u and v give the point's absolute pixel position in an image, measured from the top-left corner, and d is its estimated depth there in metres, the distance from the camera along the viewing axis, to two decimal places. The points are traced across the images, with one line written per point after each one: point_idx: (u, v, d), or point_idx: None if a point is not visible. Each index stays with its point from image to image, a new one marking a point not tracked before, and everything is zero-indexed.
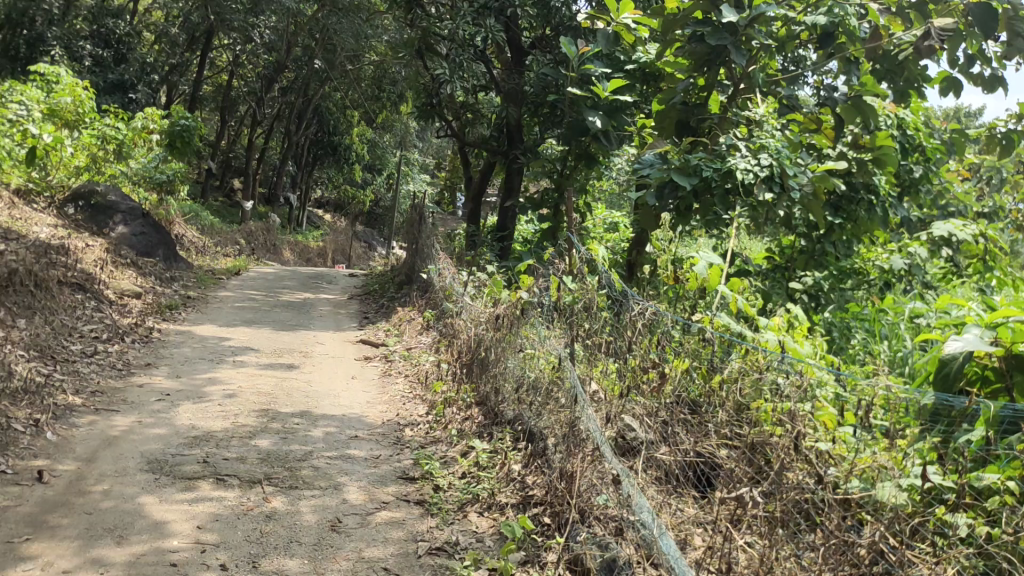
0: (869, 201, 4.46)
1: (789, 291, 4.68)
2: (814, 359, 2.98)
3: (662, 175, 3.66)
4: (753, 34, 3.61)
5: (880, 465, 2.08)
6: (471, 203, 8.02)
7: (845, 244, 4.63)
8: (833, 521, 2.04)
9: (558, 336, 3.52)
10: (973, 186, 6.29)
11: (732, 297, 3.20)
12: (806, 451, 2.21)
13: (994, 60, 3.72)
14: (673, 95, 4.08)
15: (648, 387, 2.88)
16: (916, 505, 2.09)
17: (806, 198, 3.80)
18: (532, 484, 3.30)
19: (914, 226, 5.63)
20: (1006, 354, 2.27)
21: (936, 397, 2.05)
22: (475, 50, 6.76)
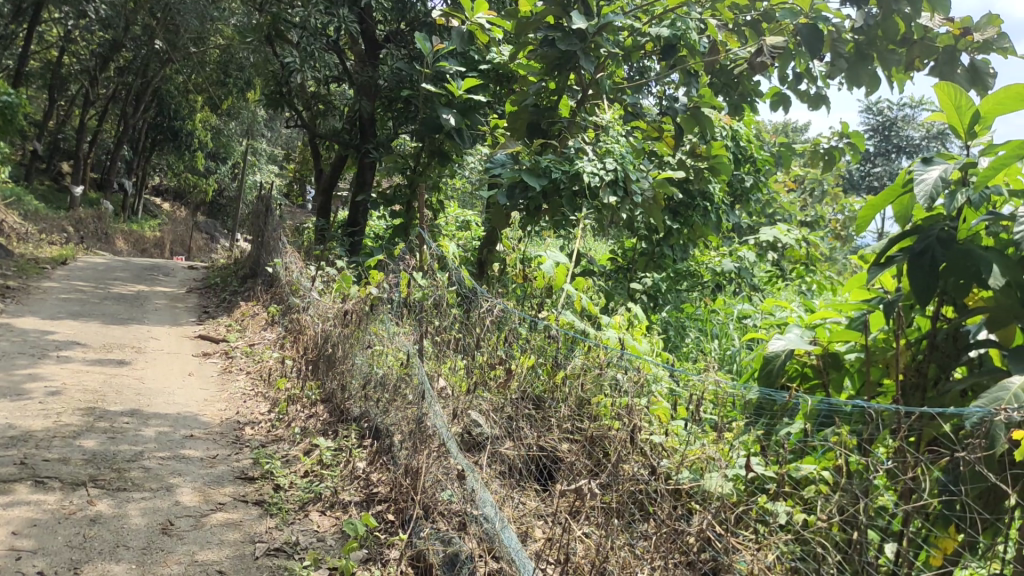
0: (705, 208, 4.83)
1: (630, 291, 4.80)
2: (651, 357, 3.13)
3: (513, 174, 3.72)
4: (601, 42, 3.74)
5: (709, 457, 2.24)
6: (320, 197, 7.86)
7: (682, 248, 4.92)
8: (665, 510, 2.14)
9: (407, 333, 3.50)
10: (797, 197, 6.76)
11: (577, 296, 3.31)
12: (641, 444, 2.31)
13: (819, 79, 4.01)
14: (525, 97, 4.12)
15: (495, 382, 2.90)
16: (741, 495, 2.25)
17: (647, 202, 4.02)
18: (376, 481, 3.28)
19: (744, 232, 5.99)
20: (823, 353, 2.45)
21: (761, 392, 2.21)
22: (327, 41, 6.64)
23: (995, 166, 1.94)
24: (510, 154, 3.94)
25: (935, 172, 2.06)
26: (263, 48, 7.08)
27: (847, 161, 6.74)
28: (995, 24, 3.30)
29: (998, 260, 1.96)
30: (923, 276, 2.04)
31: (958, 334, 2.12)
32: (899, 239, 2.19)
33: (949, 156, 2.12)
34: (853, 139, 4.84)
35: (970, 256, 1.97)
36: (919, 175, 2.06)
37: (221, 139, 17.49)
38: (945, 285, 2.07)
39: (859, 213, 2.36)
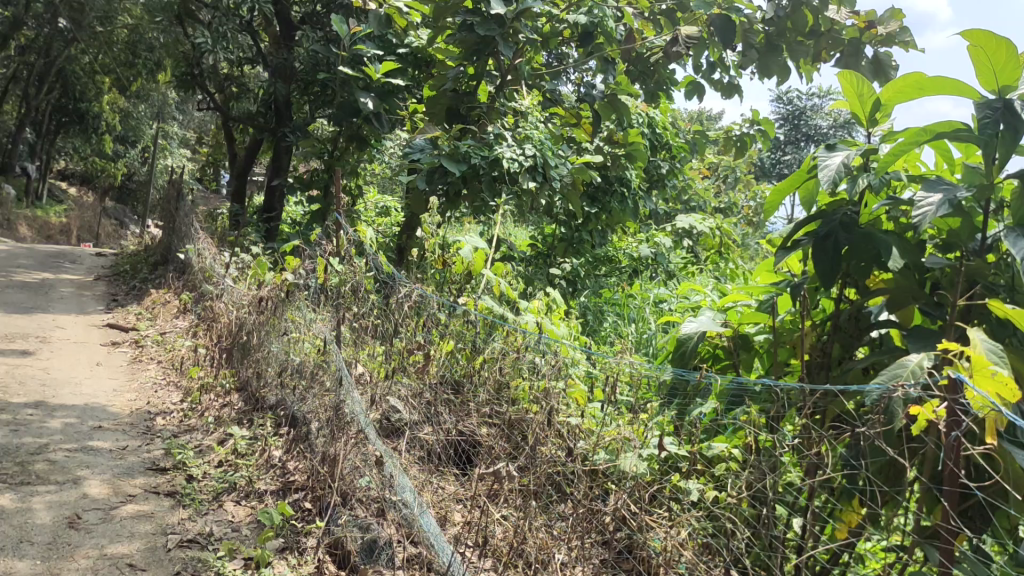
0: (621, 194, 4.91)
1: (550, 276, 4.82)
2: (569, 340, 3.16)
3: (432, 159, 3.69)
4: (520, 28, 3.74)
5: (624, 438, 2.28)
6: (235, 182, 7.68)
7: (600, 233, 4.98)
8: (581, 490, 2.19)
9: (325, 319, 3.44)
10: (711, 184, 6.91)
11: (495, 281, 3.32)
12: (557, 426, 2.33)
13: (732, 68, 4.10)
14: (444, 82, 4.10)
15: (412, 368, 2.87)
16: (655, 474, 2.31)
17: (566, 188, 4.05)
18: (293, 469, 3.24)
19: (660, 218, 6.10)
20: (734, 334, 2.52)
21: (674, 372, 2.26)
22: (241, 21, 6.47)
23: (895, 152, 2.01)
24: (428, 139, 3.90)
25: (839, 158, 2.12)
26: (173, 27, 6.85)
27: (758, 149, 6.93)
28: (896, 18, 3.47)
29: (898, 243, 2.04)
30: (827, 259, 2.11)
31: (861, 315, 2.20)
32: (805, 223, 2.25)
33: (852, 143, 2.19)
34: (764, 126, 4.98)
35: (872, 239, 2.05)
36: (822, 161, 2.13)
37: (130, 122, 16.90)
38: (848, 268, 2.15)
39: (766, 199, 2.43)
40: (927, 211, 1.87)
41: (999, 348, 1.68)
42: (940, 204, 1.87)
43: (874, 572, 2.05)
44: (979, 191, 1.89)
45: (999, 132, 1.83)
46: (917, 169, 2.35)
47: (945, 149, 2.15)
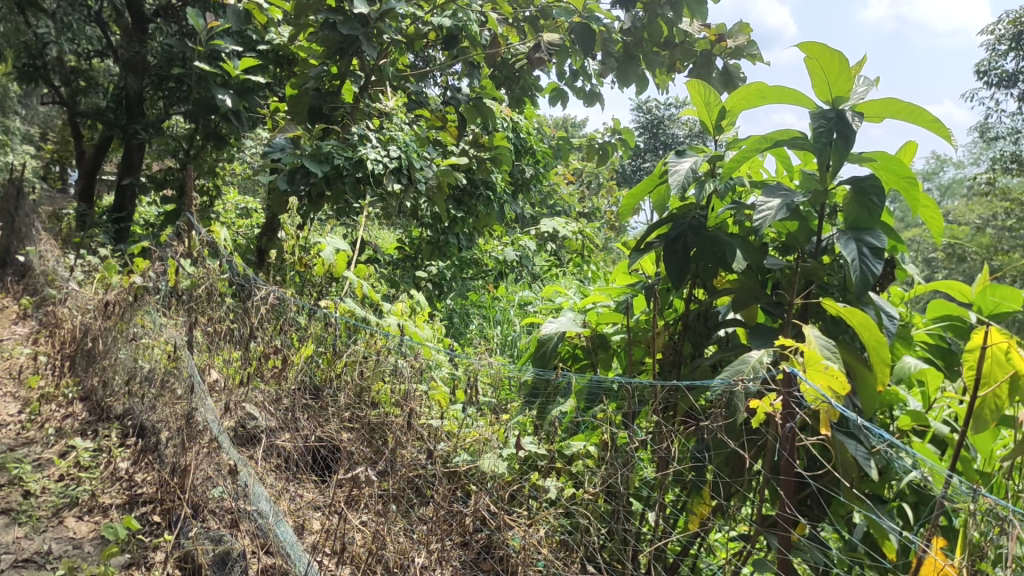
0: (487, 197, 4.84)
1: (416, 279, 4.77)
2: (432, 343, 3.15)
3: (293, 159, 3.59)
4: (383, 28, 3.70)
5: (484, 439, 2.32)
6: (82, 180, 7.26)
7: (466, 237, 4.97)
8: (441, 493, 2.18)
9: (177, 324, 3.29)
10: (575, 190, 7.08)
11: (358, 283, 3.27)
12: (417, 428, 2.29)
13: (593, 77, 4.21)
14: (306, 81, 4.01)
15: (270, 373, 2.79)
16: (513, 473, 2.36)
17: (432, 190, 4.03)
18: (140, 482, 3.10)
19: (526, 222, 6.19)
20: (592, 335, 2.58)
21: (533, 373, 2.30)
22: (89, 12, 6.13)
23: (739, 158, 2.11)
24: (288, 139, 3.80)
25: (687, 163, 2.21)
26: None
27: (619, 156, 7.13)
28: (745, 32, 3.65)
29: (742, 245, 2.14)
30: (676, 261, 2.18)
31: (708, 314, 2.30)
32: (658, 226, 2.33)
33: (700, 149, 2.28)
34: (624, 135, 5.11)
35: (717, 242, 2.13)
36: (672, 166, 2.21)
37: None
38: (697, 269, 2.23)
39: (620, 203, 2.50)
40: (767, 214, 1.97)
41: (831, 343, 1.77)
42: (779, 209, 1.97)
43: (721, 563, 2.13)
44: (813, 197, 1.99)
45: (832, 141, 1.95)
46: (760, 176, 2.47)
47: (783, 157, 2.27)
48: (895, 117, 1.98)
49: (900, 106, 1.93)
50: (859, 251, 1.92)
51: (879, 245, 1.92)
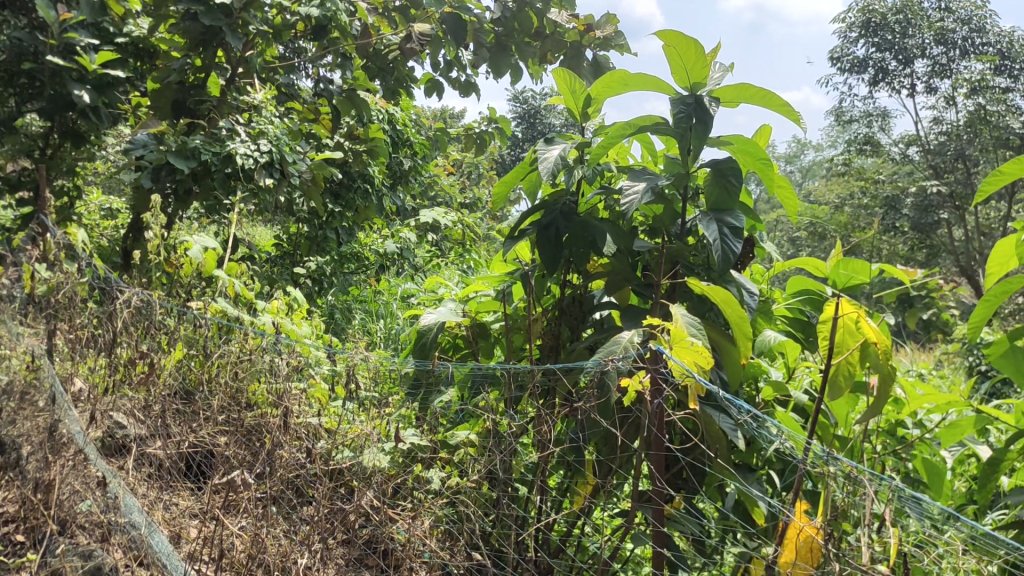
0: (365, 190, 4.77)
1: (295, 275, 4.70)
2: (311, 340, 3.09)
3: (158, 156, 3.44)
4: (249, 19, 3.62)
5: (365, 434, 2.22)
6: None
7: (346, 231, 4.90)
8: (322, 491, 2.14)
9: (36, 332, 3.12)
10: (455, 181, 7.13)
11: (229, 282, 3.16)
12: (295, 427, 2.24)
13: (468, 68, 4.21)
14: (168, 74, 3.80)
15: (136, 379, 2.67)
16: (398, 468, 2.25)
17: (306, 184, 3.95)
18: (2, 500, 2.96)
19: (406, 214, 6.19)
20: (472, 324, 2.58)
21: (415, 365, 2.29)
22: None
23: (604, 144, 2.15)
24: (151, 134, 3.63)
25: (556, 150, 2.23)
26: None
27: (497, 146, 7.21)
28: (613, 22, 3.70)
29: (611, 230, 2.18)
30: (549, 247, 2.21)
31: (583, 299, 2.34)
32: (531, 213, 2.35)
33: (568, 136, 2.31)
34: (501, 124, 5.12)
35: (588, 227, 2.17)
36: (542, 153, 2.22)
37: None
38: (569, 254, 2.26)
39: (493, 192, 2.50)
40: (633, 198, 2.01)
41: (696, 321, 1.82)
42: (644, 192, 2.01)
43: (614, 541, 2.07)
44: (677, 180, 2.05)
45: (692, 125, 2.00)
46: (627, 162, 2.53)
47: (648, 143, 2.33)
48: (749, 101, 2.05)
49: (754, 91, 2.00)
50: (719, 231, 1.98)
51: (737, 225, 1.99)
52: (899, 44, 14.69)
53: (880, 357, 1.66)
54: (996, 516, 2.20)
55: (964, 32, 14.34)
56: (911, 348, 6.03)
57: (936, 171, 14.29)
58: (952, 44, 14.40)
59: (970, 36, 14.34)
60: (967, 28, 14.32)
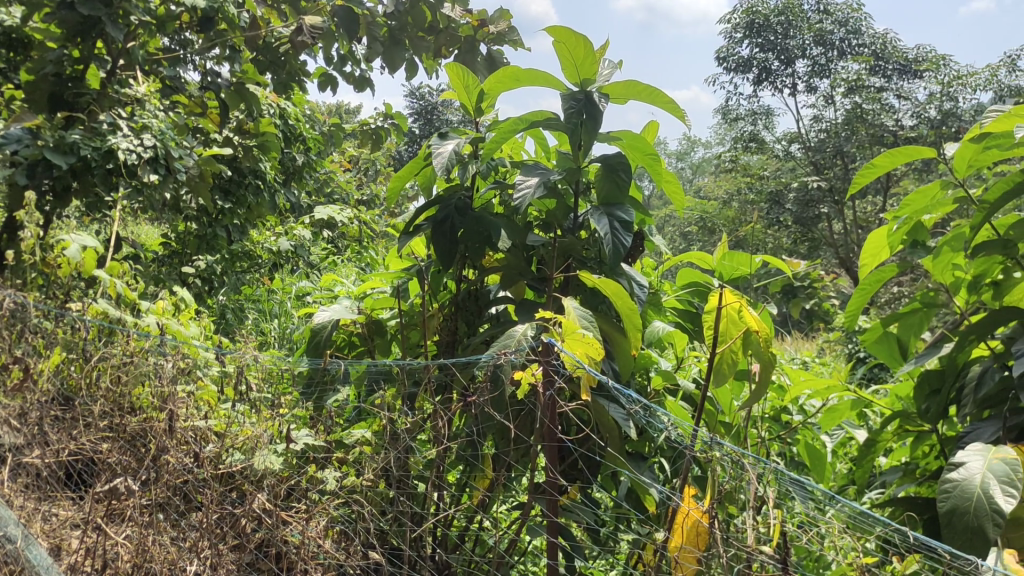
0: (255, 186, 4.64)
1: (183, 275, 4.55)
2: (199, 341, 2.98)
3: (32, 152, 3.25)
4: (130, 10, 3.46)
5: (256, 438, 2.12)
6: None
7: (238, 229, 4.77)
8: (212, 495, 2.08)
9: None
10: (352, 178, 7.07)
11: (110, 282, 3.01)
12: (181, 431, 2.16)
13: (362, 62, 4.15)
14: (43, 65, 3.61)
15: (11, 386, 2.55)
16: (290, 469, 2.19)
17: (193, 180, 3.81)
18: None
19: (301, 211, 6.09)
20: (367, 321, 2.52)
21: (309, 364, 2.23)
22: None
23: (496, 140, 2.15)
24: (25, 128, 3.38)
25: (449, 145, 2.22)
26: None
27: (393, 143, 7.17)
28: (506, 18, 3.66)
29: (505, 224, 2.18)
30: (444, 242, 2.18)
31: (478, 293, 2.33)
32: (424, 208, 2.32)
33: (462, 131, 2.30)
34: (396, 120, 5.03)
35: (482, 222, 2.16)
36: (435, 149, 2.21)
37: None
38: (464, 250, 2.25)
39: (386, 187, 2.46)
40: (526, 192, 2.01)
41: (588, 313, 1.84)
42: (537, 186, 2.02)
43: (511, 535, 2.07)
44: (568, 175, 2.08)
45: (582, 121, 2.02)
46: (521, 158, 2.54)
47: (540, 139, 2.35)
48: (637, 98, 2.09)
49: (642, 88, 2.05)
50: (610, 225, 2.01)
51: (627, 219, 2.03)
52: (780, 44, 15.29)
53: (762, 344, 1.72)
54: (873, 495, 2.30)
55: (841, 34, 15.13)
56: (795, 337, 6.31)
57: (816, 167, 14.94)
58: (830, 45, 15.12)
59: (845, 38, 15.03)
60: (844, 30, 15.10)
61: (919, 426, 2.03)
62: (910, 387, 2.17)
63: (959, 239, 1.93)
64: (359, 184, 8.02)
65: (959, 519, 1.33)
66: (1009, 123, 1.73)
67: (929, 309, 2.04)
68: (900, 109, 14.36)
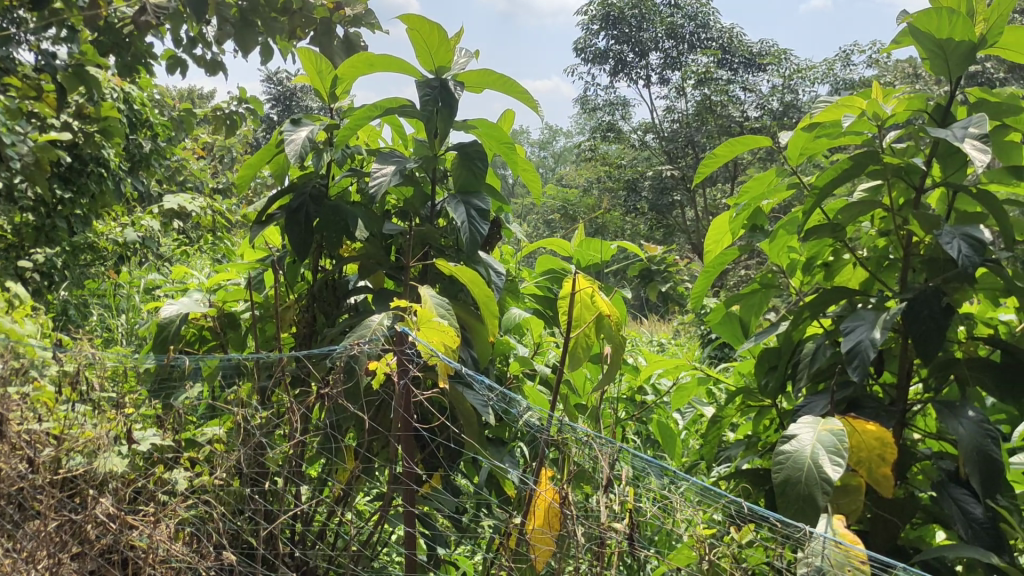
0: (98, 174, 4.39)
1: (19, 269, 4.27)
2: (37, 339, 2.78)
3: None
4: None
5: (98, 440, 1.99)
6: None
7: (80, 220, 4.53)
8: (49, 502, 1.96)
9: None
10: (206, 165, 6.83)
11: None
12: (15, 436, 2.06)
13: (214, 46, 3.98)
14: None
15: None
16: (137, 470, 2.08)
17: (28, 168, 3.57)
18: None
19: (150, 200, 5.83)
20: (218, 314, 2.42)
21: (157, 361, 2.11)
22: None
23: (350, 127, 2.09)
24: None
25: (303, 132, 2.14)
26: None
27: (249, 129, 6.96)
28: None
29: (362, 213, 2.13)
30: (298, 232, 2.11)
31: (335, 283, 2.28)
32: (278, 196, 2.24)
33: (315, 118, 2.23)
34: (252, 105, 4.85)
35: (338, 211, 2.10)
36: (288, 135, 2.12)
37: None
38: (320, 239, 2.19)
39: (236, 175, 2.36)
40: (382, 180, 1.97)
41: (445, 302, 1.83)
42: (393, 174, 1.97)
43: (371, 527, 2.05)
44: (424, 163, 2.05)
45: (438, 109, 1.99)
46: (377, 145, 2.50)
47: (397, 127, 2.32)
48: (492, 86, 2.10)
49: (496, 77, 2.06)
50: (467, 213, 2.01)
51: (484, 207, 2.03)
52: (635, 37, 15.71)
53: (613, 329, 1.77)
54: (721, 469, 2.41)
55: (691, 27, 15.73)
56: (651, 320, 6.56)
57: (670, 156, 15.50)
58: (681, 38, 15.69)
59: (695, 32, 15.64)
60: (693, 23, 15.71)
61: (761, 402, 2.13)
62: (752, 364, 2.29)
63: (793, 223, 2.03)
64: (213, 172, 7.73)
65: (793, 489, 1.40)
66: (837, 113, 1.88)
67: (767, 290, 2.15)
68: (746, 101, 15.09)
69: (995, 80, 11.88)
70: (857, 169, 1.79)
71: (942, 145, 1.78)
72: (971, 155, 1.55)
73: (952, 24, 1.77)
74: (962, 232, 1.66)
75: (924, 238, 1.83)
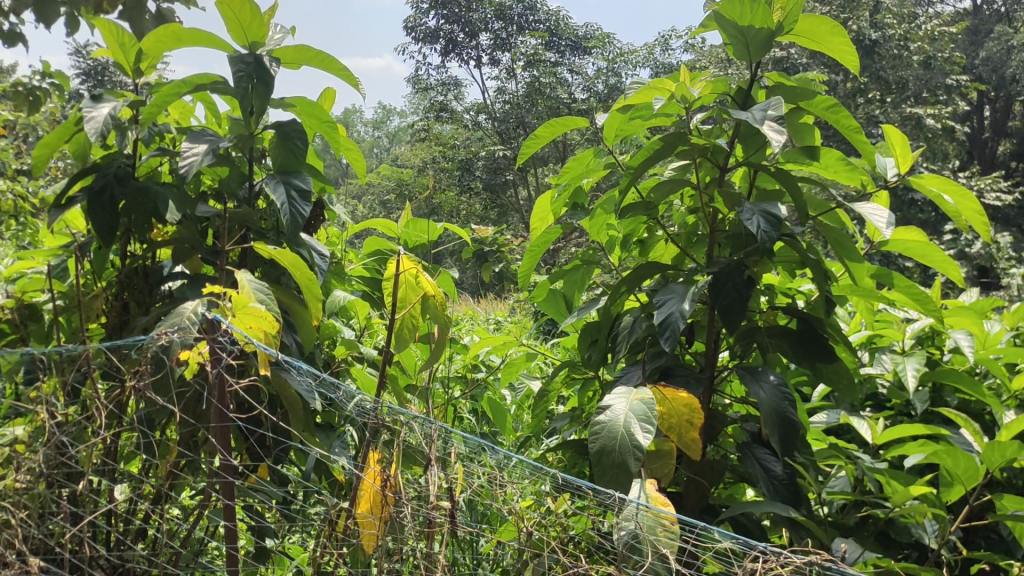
0: None
1: None
2: None
3: None
4: None
5: None
6: None
7: None
8: None
9: None
10: (7, 144, 6.33)
11: None
12: None
13: (10, 16, 3.68)
14: None
15: None
16: None
17: None
18: None
19: None
20: (17, 306, 2.24)
21: None
22: None
23: (157, 103, 1.98)
24: None
25: (104, 109, 2.00)
26: None
27: (54, 106, 6.48)
28: None
29: (174, 195, 2.03)
30: (103, 215, 1.99)
31: (149, 269, 2.16)
32: (78, 177, 2.09)
33: (118, 94, 2.10)
34: (55, 81, 4.52)
35: (147, 193, 1.99)
36: (87, 112, 1.98)
37: None
38: (129, 223, 2.06)
39: (31, 154, 2.18)
40: (193, 160, 1.86)
41: (263, 286, 1.76)
42: (206, 154, 1.88)
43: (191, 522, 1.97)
44: (239, 142, 1.97)
45: (253, 85, 1.91)
46: (190, 123, 2.39)
47: (210, 104, 2.21)
48: (310, 63, 2.04)
49: (314, 53, 2.00)
50: (287, 194, 1.95)
51: (305, 188, 1.97)
52: (465, 17, 15.77)
53: (437, 309, 1.77)
54: (549, 442, 2.47)
55: (519, 9, 15.93)
56: (482, 300, 6.64)
57: (501, 136, 15.67)
58: (510, 20, 15.86)
59: (523, 13, 15.89)
60: (522, 5, 15.92)
61: (584, 374, 2.22)
62: (576, 338, 2.37)
63: (610, 202, 2.11)
64: (15, 152, 7.16)
65: (607, 457, 1.45)
66: (648, 95, 1.96)
67: (588, 266, 2.22)
68: (572, 82, 15.49)
69: (799, 64, 12.79)
70: (667, 149, 1.86)
71: (743, 126, 1.89)
72: (769, 135, 1.64)
73: (753, 11, 1.89)
74: (762, 208, 1.76)
75: (729, 214, 1.93)
